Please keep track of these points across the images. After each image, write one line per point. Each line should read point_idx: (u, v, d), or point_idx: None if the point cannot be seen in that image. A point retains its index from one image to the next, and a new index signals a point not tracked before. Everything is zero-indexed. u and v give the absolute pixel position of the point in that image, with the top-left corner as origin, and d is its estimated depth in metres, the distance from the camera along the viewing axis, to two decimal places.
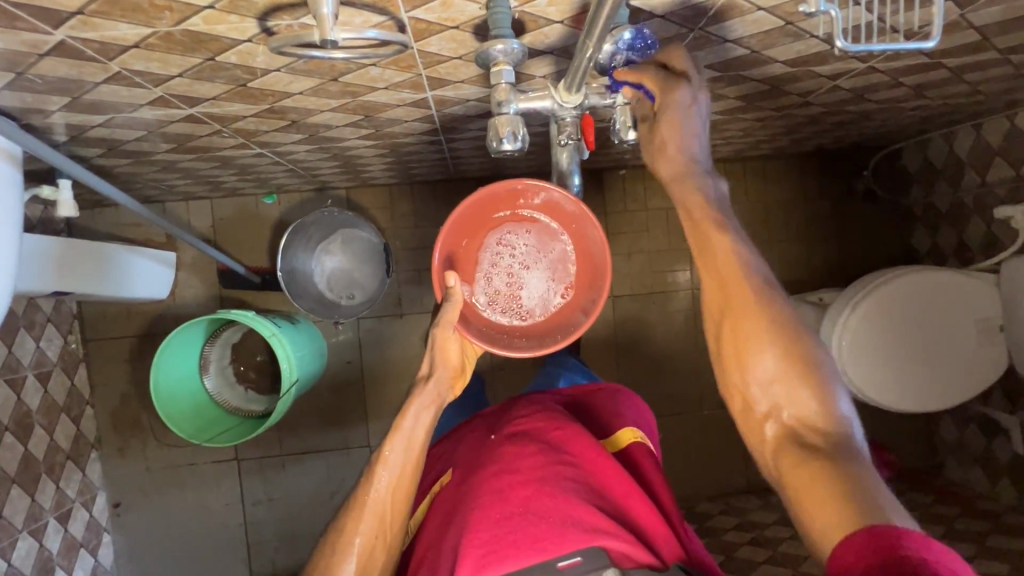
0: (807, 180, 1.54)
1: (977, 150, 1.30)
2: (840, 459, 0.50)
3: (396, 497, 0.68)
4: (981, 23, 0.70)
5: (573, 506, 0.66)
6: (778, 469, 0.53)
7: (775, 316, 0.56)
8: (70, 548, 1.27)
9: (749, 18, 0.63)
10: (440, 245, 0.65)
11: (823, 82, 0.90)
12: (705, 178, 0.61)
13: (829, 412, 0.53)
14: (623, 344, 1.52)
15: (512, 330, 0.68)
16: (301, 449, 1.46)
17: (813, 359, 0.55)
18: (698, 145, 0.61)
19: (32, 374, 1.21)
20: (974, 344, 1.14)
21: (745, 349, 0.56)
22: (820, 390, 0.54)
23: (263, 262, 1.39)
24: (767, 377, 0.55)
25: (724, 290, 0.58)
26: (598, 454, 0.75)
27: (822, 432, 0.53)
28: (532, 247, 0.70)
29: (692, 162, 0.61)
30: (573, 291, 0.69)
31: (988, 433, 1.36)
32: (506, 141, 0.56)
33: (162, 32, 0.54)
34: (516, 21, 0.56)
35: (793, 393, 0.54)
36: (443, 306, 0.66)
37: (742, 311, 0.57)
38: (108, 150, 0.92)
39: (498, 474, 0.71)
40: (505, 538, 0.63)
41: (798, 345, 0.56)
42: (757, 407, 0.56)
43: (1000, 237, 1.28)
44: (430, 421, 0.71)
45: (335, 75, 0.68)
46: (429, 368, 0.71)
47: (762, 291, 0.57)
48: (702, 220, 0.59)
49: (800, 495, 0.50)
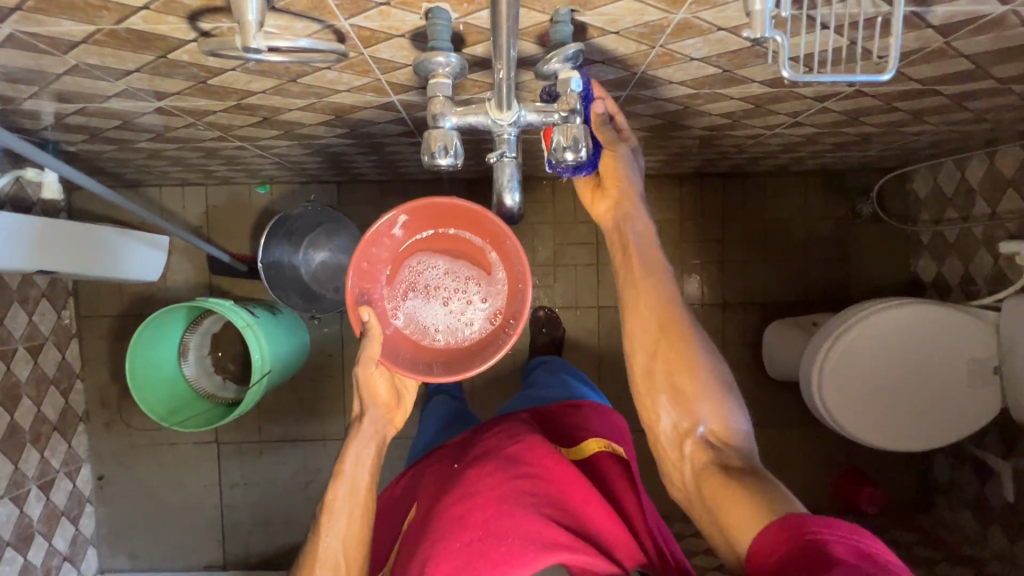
0: (810, 200, 1.49)
1: (989, 179, 1.23)
2: (744, 475, 0.63)
3: (348, 549, 0.71)
4: (970, 52, 0.66)
5: (532, 523, 0.65)
6: (701, 486, 0.65)
7: (682, 341, 0.71)
8: (51, 515, 1.32)
9: (710, 37, 0.60)
10: (352, 276, 0.67)
11: (810, 104, 0.86)
12: (636, 219, 0.74)
13: (727, 422, 0.69)
14: (606, 355, 1.50)
15: (439, 356, 0.70)
16: (278, 437, 1.48)
17: (715, 379, 0.70)
18: (633, 188, 0.73)
19: (23, 346, 1.26)
20: (966, 385, 1.09)
21: (659, 382, 0.70)
22: (718, 402, 0.69)
23: (251, 251, 1.41)
24: (680, 393, 0.70)
25: (643, 318, 0.71)
26: (558, 463, 0.73)
27: (725, 451, 0.67)
28: (459, 266, 0.72)
29: (626, 199, 0.73)
30: (501, 308, 0.70)
31: (981, 475, 1.30)
32: (438, 157, 0.55)
33: (107, 30, 0.55)
34: (459, 32, 0.55)
35: (700, 408, 0.69)
36: (363, 341, 0.67)
37: (657, 339, 0.71)
38: (91, 137, 0.94)
39: (457, 499, 0.71)
40: (463, 566, 0.64)
41: (703, 366, 0.71)
42: (676, 424, 0.69)
43: (1006, 272, 1.22)
44: (371, 461, 0.74)
45: (293, 76, 0.68)
46: (361, 405, 0.74)
47: (681, 318, 0.72)
48: (634, 248, 0.73)
49: (722, 508, 0.62)
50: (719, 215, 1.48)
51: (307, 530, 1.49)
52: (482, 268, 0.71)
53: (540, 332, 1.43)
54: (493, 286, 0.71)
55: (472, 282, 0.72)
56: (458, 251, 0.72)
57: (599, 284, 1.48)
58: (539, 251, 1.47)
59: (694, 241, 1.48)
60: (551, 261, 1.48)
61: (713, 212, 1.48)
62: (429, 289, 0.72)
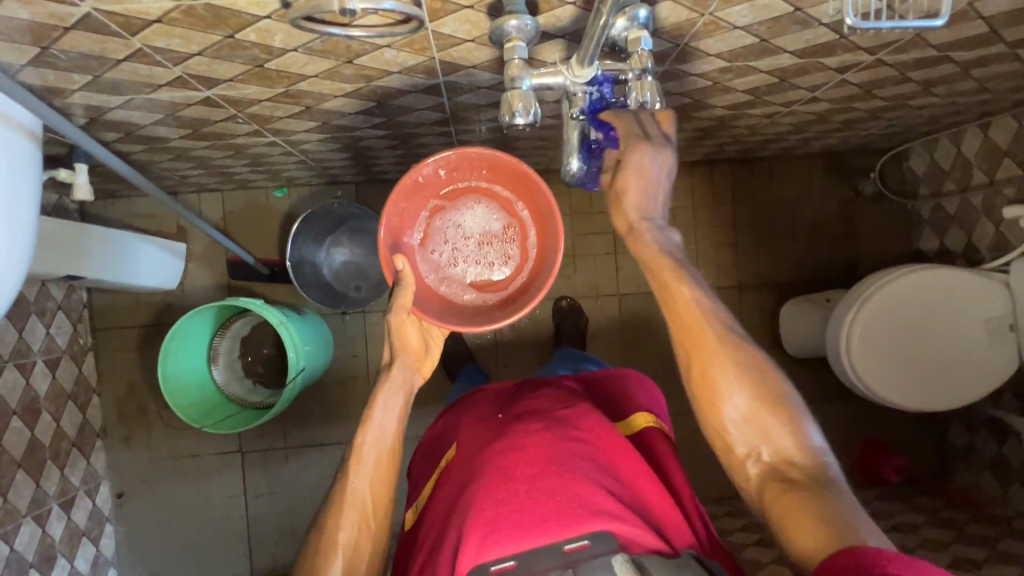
0: (812, 181, 1.55)
1: (984, 151, 1.30)
2: (815, 486, 0.61)
3: (377, 493, 0.70)
4: (989, 14, 0.71)
5: (582, 486, 0.64)
6: (763, 500, 0.63)
7: (742, 358, 0.68)
8: (72, 536, 1.27)
9: (758, 2, 0.64)
10: (384, 224, 0.68)
11: (831, 76, 0.91)
12: (661, 236, 0.74)
13: (799, 443, 0.65)
14: (628, 342, 1.52)
15: (463, 306, 0.72)
16: (304, 442, 1.46)
17: (775, 393, 0.67)
18: (654, 204, 0.75)
19: (41, 359, 1.22)
20: (986, 343, 1.13)
21: (724, 393, 0.67)
22: (789, 421, 0.66)
23: (272, 255, 1.40)
24: (741, 412, 0.67)
25: (689, 332, 0.70)
26: (609, 434, 0.74)
27: (798, 465, 0.63)
28: (492, 220, 0.74)
29: (647, 219, 0.75)
30: (526, 271, 0.73)
31: (998, 436, 1.35)
32: (518, 116, 0.56)
33: (185, 6, 0.56)
34: (530, 1, 0.57)
35: (767, 426, 0.66)
36: (396, 289, 0.68)
37: (707, 355, 0.69)
38: (125, 135, 0.93)
39: (503, 451, 0.69)
40: (510, 518, 0.61)
41: (761, 380, 0.68)
42: (737, 445, 0.66)
43: (1008, 238, 1.28)
44: (400, 410, 0.72)
45: (350, 57, 0.70)
46: (392, 353, 0.73)
47: (724, 334, 0.70)
48: (662, 272, 0.72)
49: (789, 530, 0.58)
50: (728, 200, 1.53)
51: None
52: (517, 227, 0.74)
53: (565, 323, 1.45)
54: (524, 246, 0.73)
55: (503, 242, 0.74)
56: (488, 205, 0.74)
57: (619, 271, 1.51)
58: None
59: (705, 226, 1.52)
60: (570, 250, 1.50)
61: (723, 198, 1.53)
62: (459, 240, 0.74)
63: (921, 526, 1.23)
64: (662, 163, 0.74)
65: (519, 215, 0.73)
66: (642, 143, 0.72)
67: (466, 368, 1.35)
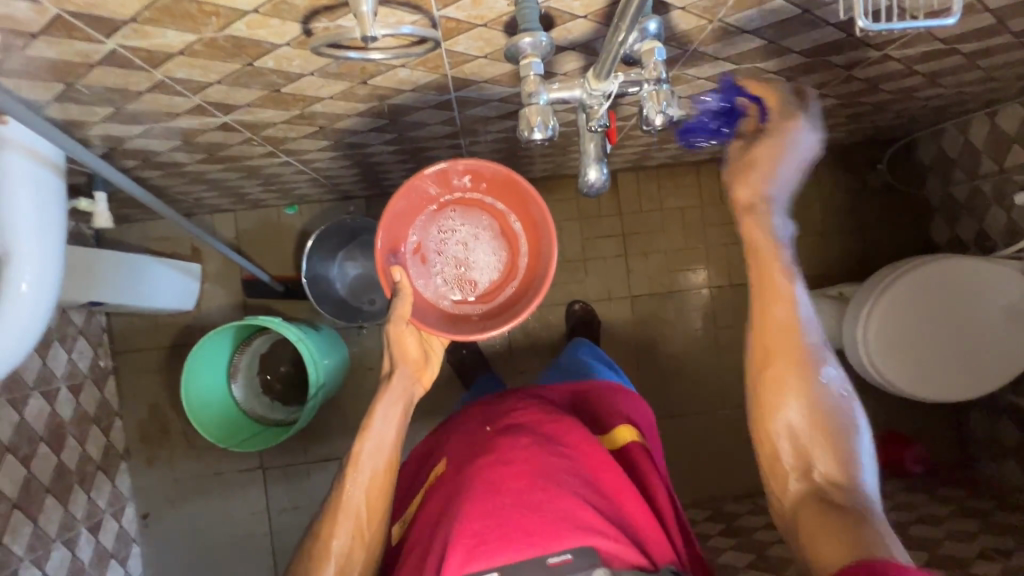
0: (820, 174, 1.55)
1: (992, 138, 1.29)
2: (851, 513, 0.59)
3: (371, 501, 0.71)
4: (996, 5, 0.71)
5: (567, 500, 0.65)
6: (796, 513, 0.63)
7: (809, 381, 0.66)
8: (100, 558, 1.29)
9: (767, 7, 0.64)
10: (381, 235, 0.70)
11: (838, 73, 0.91)
12: (778, 225, 0.68)
13: (847, 471, 0.63)
14: (643, 343, 1.52)
15: (456, 312, 0.74)
16: (325, 456, 1.47)
17: (836, 423, 0.65)
18: (779, 184, 0.67)
19: (64, 385, 1.24)
20: (1004, 330, 1.12)
21: (780, 404, 0.66)
22: (840, 447, 0.64)
23: (286, 272, 1.42)
24: (795, 428, 0.65)
25: (770, 333, 0.67)
26: (595, 449, 0.74)
27: (840, 489, 0.62)
28: (482, 234, 0.77)
29: (770, 200, 0.67)
30: (515, 284, 0.75)
31: (1021, 424, 1.34)
32: (537, 131, 0.57)
33: (207, 38, 0.57)
34: (544, 17, 0.58)
35: (815, 449, 0.64)
36: (394, 300, 0.68)
37: (778, 369, 0.67)
38: (142, 162, 0.95)
39: (490, 463, 0.70)
40: (496, 531, 0.62)
41: (822, 405, 0.66)
42: (784, 458, 0.65)
43: (1021, 223, 1.27)
44: (399, 417, 0.73)
45: (365, 78, 0.71)
46: (391, 363, 0.72)
47: (807, 351, 0.67)
48: (768, 264, 0.67)
49: (814, 545, 0.59)
50: None
51: None
52: (507, 240, 0.76)
53: (575, 321, 1.47)
54: (515, 259, 0.76)
55: (493, 255, 0.77)
56: (481, 217, 0.76)
57: (631, 273, 1.52)
58: (569, 247, 1.51)
59: (716, 224, 1.52)
60: (581, 255, 1.51)
61: None
62: (451, 250, 0.77)
63: (947, 518, 1.22)
64: (805, 147, 0.66)
65: (511, 227, 0.76)
66: (793, 116, 0.65)
67: (482, 378, 1.35)
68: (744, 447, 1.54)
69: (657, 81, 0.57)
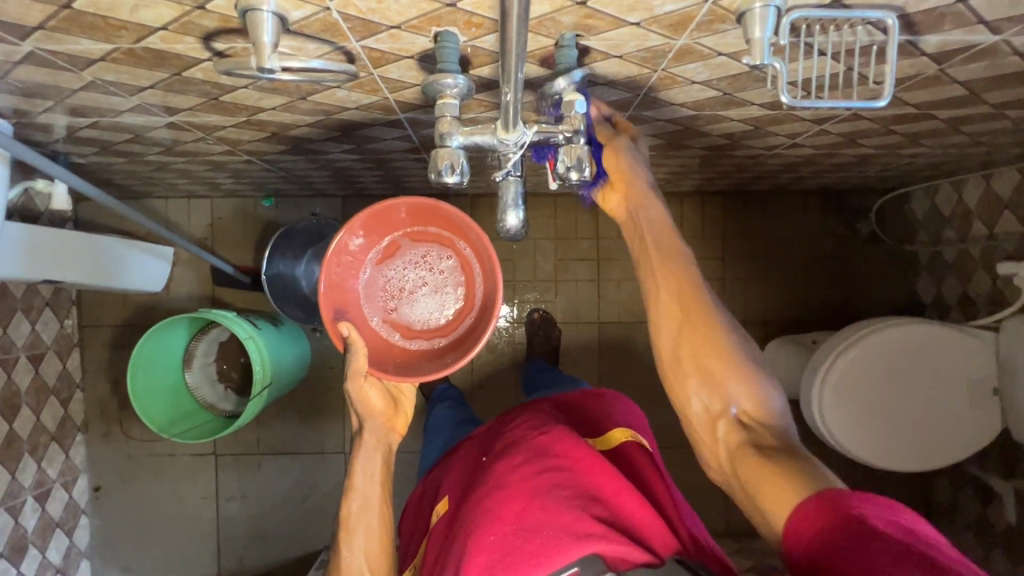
0: (809, 215, 1.50)
1: (986, 201, 1.24)
2: (779, 451, 0.61)
3: (373, 566, 0.71)
4: (965, 78, 0.68)
5: (566, 515, 0.62)
6: (738, 471, 0.62)
7: (712, 329, 0.66)
8: (46, 527, 1.31)
9: (711, 62, 0.61)
10: (326, 282, 0.66)
11: (810, 126, 0.87)
12: (650, 201, 0.69)
13: (763, 400, 0.65)
14: (607, 372, 1.50)
15: (414, 356, 0.71)
16: (277, 449, 1.48)
17: (742, 360, 0.66)
18: (643, 171, 0.69)
19: (25, 355, 1.25)
20: (968, 404, 1.10)
21: (688, 371, 0.66)
22: (751, 381, 0.65)
23: (255, 264, 1.42)
24: (708, 386, 0.66)
25: (663, 307, 0.67)
26: (587, 453, 0.69)
27: (762, 427, 0.64)
28: (435, 264, 0.73)
29: (640, 182, 0.68)
30: (473, 311, 0.71)
31: (983, 498, 1.29)
32: (444, 174, 0.57)
33: (124, 48, 0.56)
34: (468, 55, 0.56)
35: (729, 388, 0.65)
36: (348, 355, 0.67)
37: (683, 333, 0.66)
38: (101, 149, 0.95)
39: (486, 492, 0.67)
40: (501, 559, 0.61)
41: (728, 350, 0.66)
42: (706, 410, 0.66)
43: (1005, 292, 1.22)
44: (380, 471, 0.73)
45: (303, 95, 0.70)
46: (359, 420, 0.72)
47: (703, 305, 0.67)
48: (648, 234, 0.69)
49: (765, 499, 0.58)
50: (719, 233, 1.49)
51: (304, 543, 1.48)
52: (461, 265, 0.72)
53: (537, 335, 1.44)
54: (472, 285, 0.72)
55: (452, 279, 0.73)
56: (429, 245, 0.73)
57: (600, 298, 1.50)
58: (540, 266, 1.49)
59: (693, 258, 1.49)
60: (553, 275, 1.49)
61: (713, 227, 1.49)
62: (405, 283, 0.73)
63: None
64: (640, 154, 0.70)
65: (461, 253, 0.72)
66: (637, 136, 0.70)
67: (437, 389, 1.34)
68: (699, 487, 1.51)
69: (574, 133, 0.57)
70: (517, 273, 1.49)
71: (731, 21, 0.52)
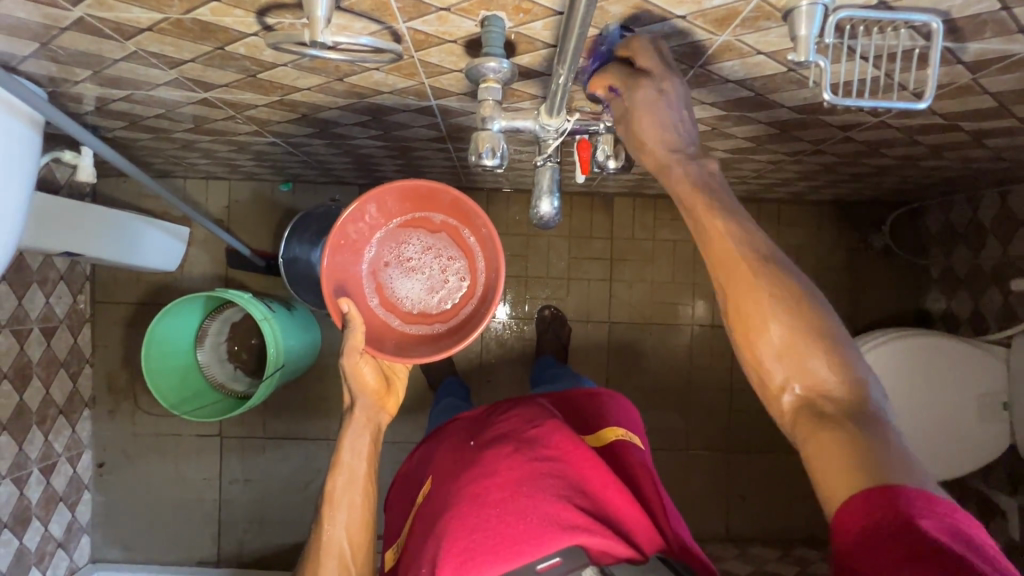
0: (822, 225, 1.51)
1: (1001, 218, 1.25)
2: (857, 423, 0.45)
3: (353, 535, 0.71)
4: (996, 89, 0.68)
5: (550, 504, 0.62)
6: (796, 438, 0.47)
7: (783, 281, 0.50)
8: (49, 500, 1.31)
9: (749, 60, 0.62)
10: (328, 258, 0.67)
11: (835, 132, 0.88)
12: (694, 165, 0.54)
13: (846, 374, 0.47)
14: (615, 372, 1.50)
15: (413, 339, 0.70)
16: (282, 434, 1.48)
17: (822, 318, 0.49)
18: (678, 130, 0.55)
19: (38, 327, 1.26)
20: (977, 420, 1.10)
21: (758, 321, 0.49)
22: (835, 348, 0.48)
23: (270, 248, 1.42)
24: (779, 345, 0.49)
25: (722, 259, 0.51)
26: (577, 448, 0.69)
27: (835, 400, 0.47)
28: (437, 250, 0.73)
29: (677, 148, 0.55)
30: (473, 299, 0.71)
31: (985, 513, 1.30)
32: (484, 157, 0.58)
33: (173, 19, 0.57)
34: (511, 42, 0.57)
35: (805, 354, 0.48)
36: (346, 332, 0.67)
37: (744, 283, 0.50)
38: (129, 124, 0.96)
39: (476, 477, 0.67)
40: (485, 542, 0.60)
41: (805, 304, 0.49)
42: (770, 375, 0.49)
43: (1017, 308, 1.23)
44: (368, 450, 0.73)
45: (340, 76, 0.70)
46: (352, 397, 0.73)
47: (768, 257, 0.51)
48: (693, 205, 0.53)
49: (821, 479, 0.44)
50: None
51: (304, 530, 1.48)
52: (462, 252, 0.72)
53: (547, 332, 1.44)
54: (473, 272, 0.72)
55: (452, 265, 0.73)
56: (432, 230, 0.73)
57: (612, 299, 1.50)
58: (554, 263, 1.49)
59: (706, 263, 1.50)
60: (566, 273, 1.50)
61: None
62: (405, 266, 0.73)
63: None
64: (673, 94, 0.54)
65: (465, 242, 0.72)
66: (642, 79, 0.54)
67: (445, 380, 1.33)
68: (701, 490, 1.51)
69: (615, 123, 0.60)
70: (531, 269, 1.49)
71: (775, 18, 0.53)
